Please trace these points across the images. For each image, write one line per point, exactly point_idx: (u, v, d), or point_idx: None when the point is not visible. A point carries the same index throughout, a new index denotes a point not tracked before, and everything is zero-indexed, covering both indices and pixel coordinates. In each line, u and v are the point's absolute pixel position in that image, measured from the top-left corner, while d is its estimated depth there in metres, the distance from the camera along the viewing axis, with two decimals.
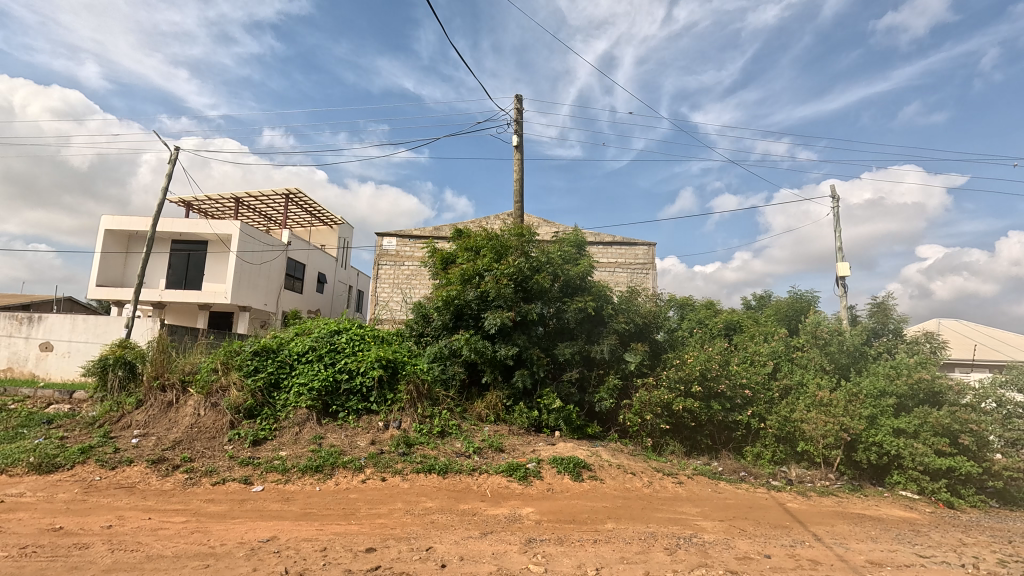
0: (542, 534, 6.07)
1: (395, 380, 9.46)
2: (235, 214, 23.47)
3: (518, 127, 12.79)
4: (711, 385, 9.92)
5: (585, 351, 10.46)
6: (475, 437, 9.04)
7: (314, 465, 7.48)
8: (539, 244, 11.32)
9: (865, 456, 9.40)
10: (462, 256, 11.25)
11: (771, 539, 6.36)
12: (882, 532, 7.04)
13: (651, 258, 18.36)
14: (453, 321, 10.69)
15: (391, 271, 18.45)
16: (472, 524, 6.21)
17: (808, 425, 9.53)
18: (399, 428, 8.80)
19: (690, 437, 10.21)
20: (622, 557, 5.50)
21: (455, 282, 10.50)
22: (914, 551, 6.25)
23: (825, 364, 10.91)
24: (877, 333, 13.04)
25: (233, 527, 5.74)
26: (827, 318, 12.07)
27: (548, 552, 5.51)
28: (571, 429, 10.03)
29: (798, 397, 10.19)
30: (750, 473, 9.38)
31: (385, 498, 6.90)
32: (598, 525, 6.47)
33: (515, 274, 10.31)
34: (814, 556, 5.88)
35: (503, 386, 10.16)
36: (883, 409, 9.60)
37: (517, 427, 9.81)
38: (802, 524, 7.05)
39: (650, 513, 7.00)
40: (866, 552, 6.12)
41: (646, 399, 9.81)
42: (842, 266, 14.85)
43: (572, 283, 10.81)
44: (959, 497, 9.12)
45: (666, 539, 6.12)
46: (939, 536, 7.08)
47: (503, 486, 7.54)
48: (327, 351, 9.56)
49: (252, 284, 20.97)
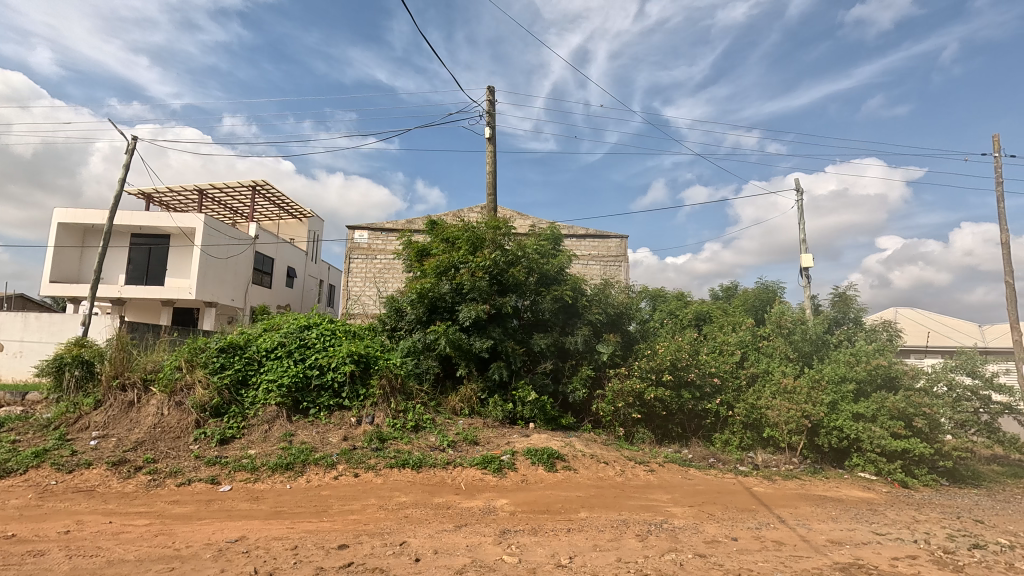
0: (516, 525, 6.11)
1: (368, 375, 9.37)
2: (198, 206, 22.64)
3: (492, 119, 12.71)
4: (682, 374, 10.13)
5: (560, 342, 10.60)
6: (450, 430, 9.03)
7: (284, 463, 7.35)
8: (515, 237, 11.28)
9: (826, 440, 9.79)
10: (439, 247, 11.18)
11: (738, 523, 6.56)
12: (842, 512, 7.33)
13: (623, 250, 18.58)
14: (427, 315, 10.65)
15: (362, 265, 18.18)
16: (447, 517, 6.22)
17: (772, 411, 9.83)
18: (372, 423, 8.71)
19: (661, 425, 10.44)
20: (595, 544, 5.59)
21: (431, 275, 10.48)
22: (871, 530, 6.54)
23: (790, 352, 11.26)
24: (839, 322, 13.61)
25: (200, 529, 5.60)
26: (792, 308, 12.46)
27: (522, 543, 5.56)
28: (546, 419, 10.13)
29: (765, 385, 10.50)
30: (719, 459, 9.63)
31: (358, 493, 6.83)
32: (572, 514, 6.55)
33: (491, 266, 10.31)
34: (779, 537, 6.09)
35: (478, 379, 10.19)
36: (843, 394, 9.97)
37: (492, 419, 9.80)
38: (768, 507, 7.29)
39: (623, 501, 7.12)
40: (827, 532, 6.38)
41: (618, 389, 9.96)
42: (805, 256, 15.33)
43: (548, 276, 10.88)
44: (913, 476, 9.58)
45: (638, 526, 6.25)
46: (894, 514, 7.43)
47: (478, 479, 7.56)
48: (297, 347, 9.37)
49: (219, 279, 20.41)
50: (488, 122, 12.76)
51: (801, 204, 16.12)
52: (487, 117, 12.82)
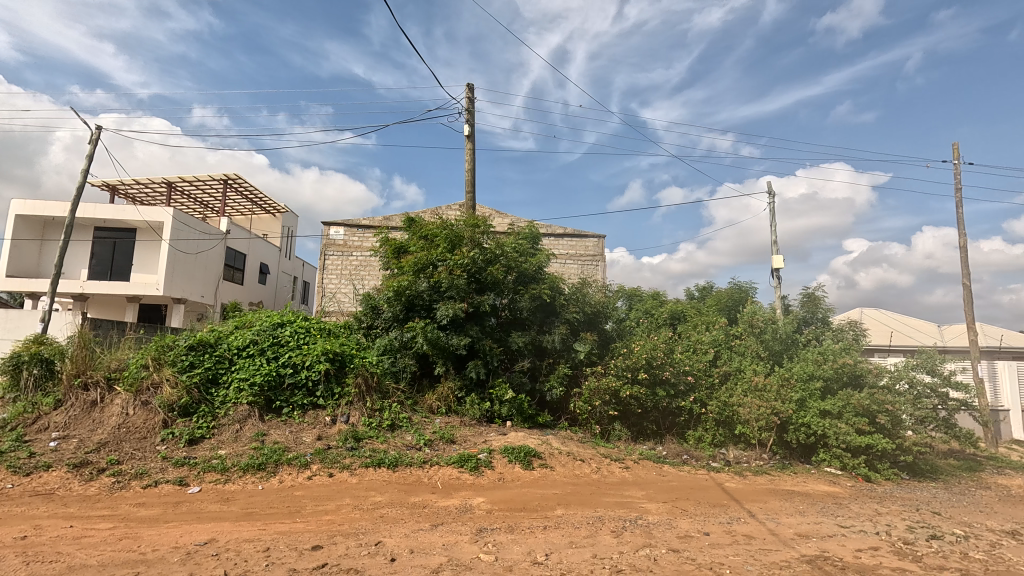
0: (492, 523, 6.12)
1: (343, 373, 9.24)
2: (167, 199, 21.94)
3: (471, 117, 12.66)
4: (657, 372, 10.27)
5: (538, 341, 10.64)
6: (426, 429, 8.97)
7: (255, 463, 7.19)
8: (493, 236, 11.26)
9: (795, 436, 10.07)
10: (416, 244, 11.10)
11: (710, 518, 6.70)
12: (809, 506, 7.56)
13: (601, 250, 18.74)
14: (404, 313, 10.58)
15: (338, 262, 17.90)
16: (423, 516, 6.18)
17: (743, 408, 10.07)
18: (347, 423, 8.59)
19: (636, 423, 10.59)
20: (571, 541, 5.64)
21: (408, 272, 10.40)
22: (837, 523, 6.77)
23: (761, 351, 11.54)
24: (807, 321, 14.01)
25: (167, 532, 5.44)
26: (763, 308, 12.76)
27: (498, 541, 5.56)
28: (523, 418, 10.15)
29: (736, 383, 10.74)
30: (692, 456, 9.82)
31: (332, 493, 6.73)
32: (548, 511, 6.59)
33: (469, 265, 10.29)
34: (749, 531, 6.25)
35: (455, 378, 10.17)
36: (812, 391, 10.27)
37: (469, 417, 9.78)
38: (738, 502, 7.47)
39: (599, 498, 7.20)
40: (794, 525, 6.57)
41: (594, 387, 10.07)
42: (776, 257, 15.72)
43: (527, 274, 10.89)
44: (876, 471, 9.93)
45: (613, 522, 6.32)
46: (858, 507, 7.70)
47: (454, 477, 7.53)
48: (270, 345, 9.18)
49: (188, 275, 19.83)
50: (467, 119, 12.70)
51: (772, 207, 16.52)
52: (466, 114, 12.76)
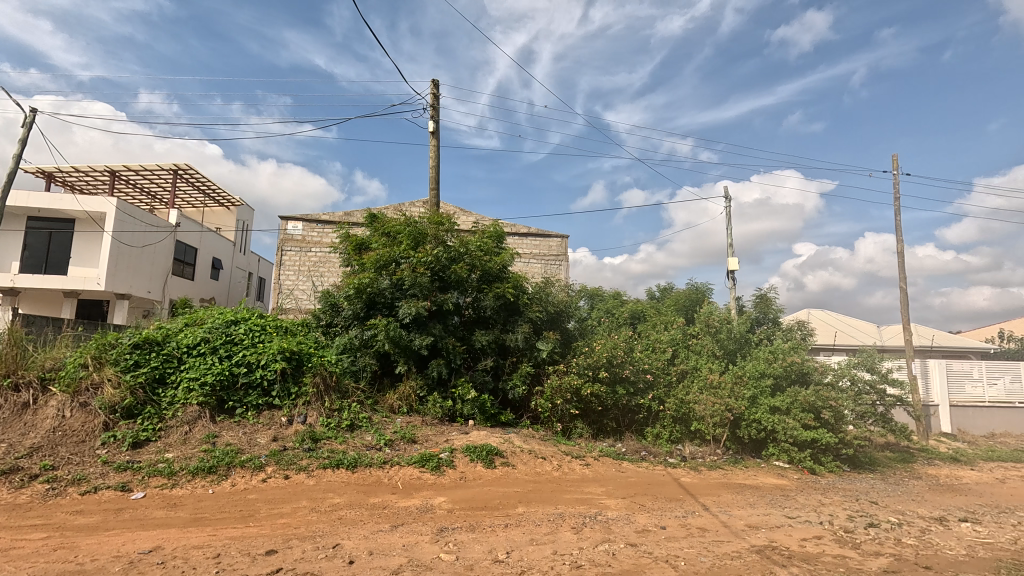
0: (454, 522, 6.09)
1: (301, 372, 9.00)
2: (110, 188, 20.72)
3: (435, 113, 12.53)
4: (617, 370, 10.46)
5: (501, 339, 10.66)
6: (387, 429, 8.84)
7: (205, 466, 6.89)
8: (458, 234, 11.18)
9: (747, 431, 10.48)
10: (378, 241, 10.92)
11: (666, 512, 6.89)
12: (759, 498, 7.88)
13: (564, 250, 18.94)
14: (365, 311, 10.41)
15: (295, 257, 17.37)
16: (383, 517, 6.09)
17: (699, 405, 10.41)
18: (304, 423, 8.36)
19: (597, 420, 10.77)
20: (531, 539, 5.68)
21: (370, 269, 10.25)
22: (784, 514, 7.09)
23: (716, 350, 11.95)
24: (759, 321, 14.61)
25: (107, 540, 5.14)
26: (719, 308, 13.20)
27: (459, 540, 5.54)
28: (485, 417, 10.13)
29: (693, 380, 11.09)
30: (650, 452, 10.07)
31: (288, 496, 6.53)
32: (509, 509, 6.61)
33: (432, 263, 10.20)
34: (703, 524, 6.46)
35: (417, 377, 10.07)
36: (763, 388, 10.72)
37: (431, 417, 9.70)
38: (694, 496, 7.71)
39: (559, 495, 7.28)
40: (745, 517, 6.84)
41: (556, 385, 10.18)
42: (731, 259, 16.30)
43: (491, 273, 10.87)
44: (820, 463, 10.46)
45: (573, 518, 6.41)
46: (804, 498, 8.08)
47: (415, 477, 7.45)
48: (222, 343, 8.82)
49: (133, 269, 18.79)
50: (431, 115, 12.57)
51: (728, 210, 17.12)
52: (431, 110, 12.63)
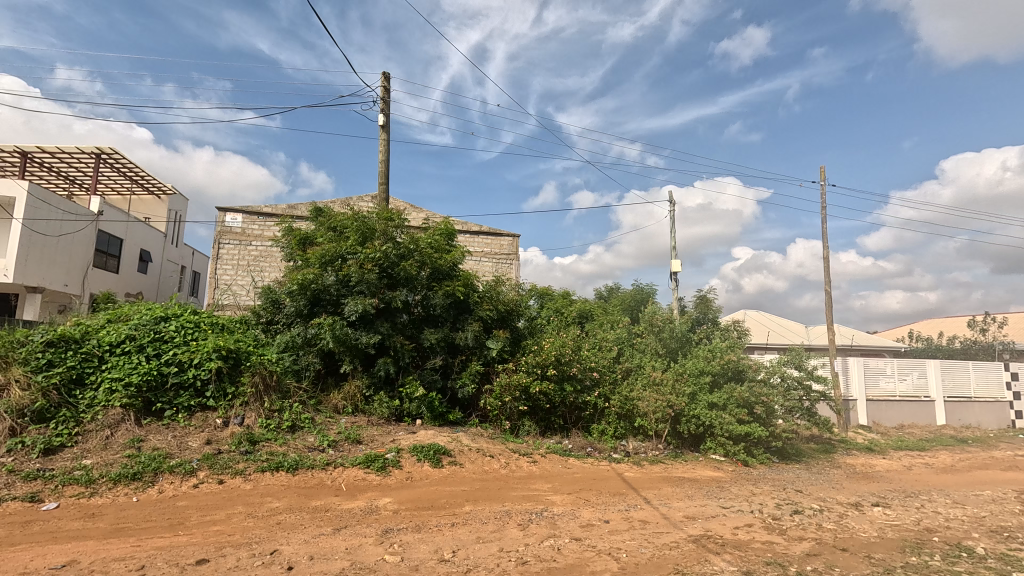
0: (399, 523, 5.99)
1: (238, 372, 8.59)
2: (21, 171, 18.90)
3: (386, 106, 12.27)
4: (565, 368, 10.64)
5: (450, 338, 10.59)
6: (331, 430, 8.58)
7: (129, 473, 6.43)
8: (408, 230, 11.00)
9: (687, 427, 10.87)
10: (324, 236, 10.60)
11: (610, 506, 7.09)
12: (697, 490, 8.25)
13: (515, 249, 19.04)
14: (309, 308, 10.11)
15: (233, 251, 16.51)
16: (324, 520, 5.90)
17: (642, 402, 10.77)
18: (241, 425, 7.97)
19: (545, 418, 10.91)
20: (478, 537, 5.69)
21: (315, 265, 9.97)
22: (719, 504, 7.46)
23: (659, 348, 12.38)
24: (700, 321, 15.28)
25: (13, 557, 4.69)
26: (662, 308, 13.69)
27: (404, 541, 5.47)
28: (433, 415, 10.03)
29: (637, 378, 11.45)
30: (596, 448, 10.31)
31: (222, 502, 6.21)
32: (456, 508, 6.58)
33: (381, 259, 10.01)
34: (644, 516, 6.70)
35: (363, 376, 9.86)
36: (702, 385, 11.23)
37: (377, 417, 9.50)
38: (636, 490, 7.97)
39: (506, 493, 7.33)
40: (683, 508, 7.15)
41: (505, 383, 10.24)
42: (674, 261, 16.95)
43: (441, 270, 10.78)
44: (752, 456, 11.08)
45: (520, 515, 6.48)
46: (737, 489, 8.54)
47: (360, 478, 7.28)
48: (150, 341, 8.27)
49: (47, 260, 17.23)
50: (381, 108, 12.30)
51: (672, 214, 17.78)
52: (381, 103, 12.36)
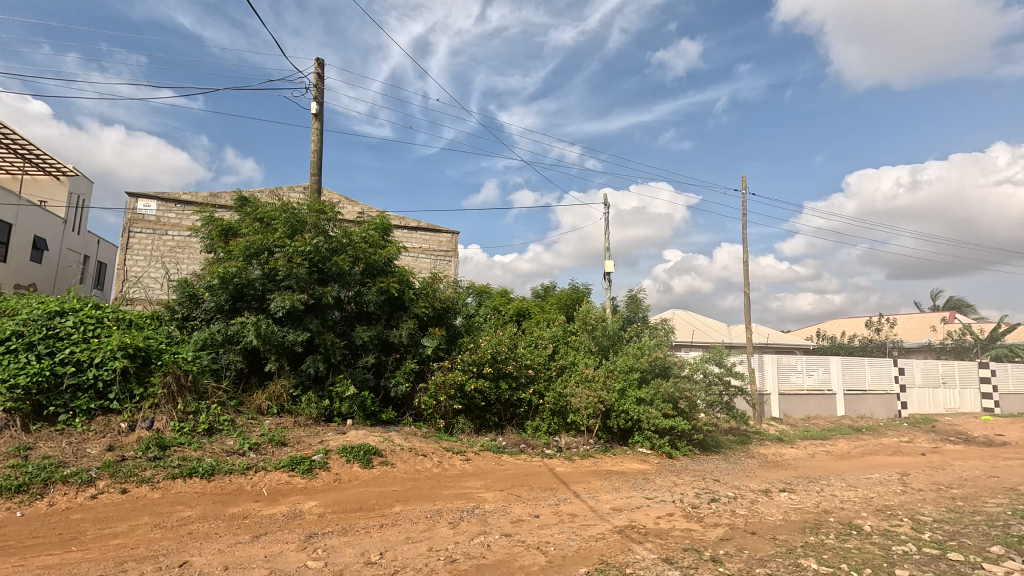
0: (324, 527, 5.79)
1: (148, 372, 7.95)
2: None
3: (319, 93, 11.78)
4: (501, 366, 10.68)
5: (384, 335, 10.33)
6: (253, 432, 8.12)
7: (13, 485, 5.77)
8: (341, 224, 10.61)
9: (616, 421, 11.31)
10: (249, 227, 10.04)
11: (541, 501, 7.22)
12: (624, 482, 8.58)
13: (454, 246, 18.91)
14: (230, 304, 9.56)
15: (146, 241, 15.23)
16: (243, 527, 5.59)
17: (575, 398, 11.04)
18: (150, 429, 7.37)
19: (479, 416, 10.91)
20: (407, 537, 5.60)
21: (238, 258, 9.48)
22: (644, 495, 7.80)
23: (592, 346, 12.74)
24: (631, 320, 15.88)
25: None
26: (596, 307, 14.09)
27: (329, 545, 5.29)
28: (365, 415, 9.75)
29: (570, 375, 11.73)
30: (529, 445, 10.46)
31: (125, 513, 5.71)
32: (385, 509, 6.45)
33: (311, 253, 9.61)
34: (573, 510, 6.88)
35: (290, 375, 9.44)
36: (631, 381, 11.69)
37: (305, 417, 9.11)
38: (566, 484, 8.17)
39: (438, 492, 7.27)
40: (610, 501, 7.40)
41: (440, 381, 10.15)
42: (608, 262, 17.49)
43: (376, 266, 10.49)
44: (676, 448, 11.67)
45: (451, 514, 6.45)
46: (661, 480, 8.96)
47: (283, 482, 6.95)
48: (43, 339, 7.47)
49: None
50: (314, 96, 11.80)
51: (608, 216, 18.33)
52: (314, 91, 11.85)
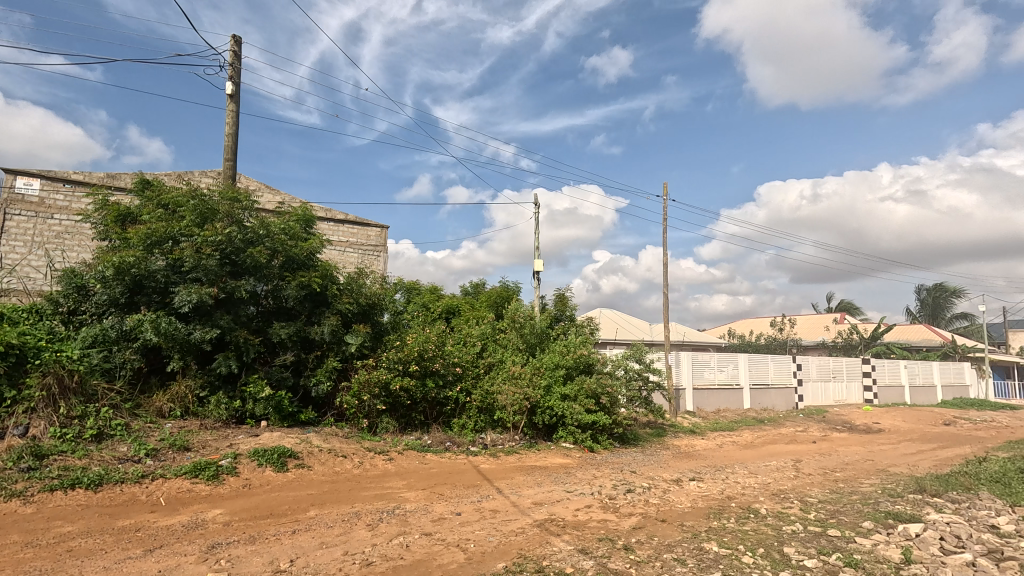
0: (229, 536, 5.43)
1: (23, 372, 7.10)
2: None
3: (236, 73, 11.00)
4: (428, 364, 10.52)
5: (304, 332, 9.85)
6: (151, 437, 7.47)
7: None
8: (258, 213, 9.99)
9: (541, 417, 11.55)
10: (151, 214, 9.21)
11: (463, 498, 7.22)
12: (546, 477, 8.76)
13: (383, 240, 18.41)
14: (127, 297, 8.74)
15: (26, 224, 13.52)
16: (134, 541, 5.12)
17: (501, 395, 11.13)
18: (25, 436, 6.58)
19: (405, 415, 10.71)
20: (321, 542, 5.39)
21: (137, 246, 8.69)
22: (564, 488, 8.02)
23: (519, 344, 12.88)
24: (558, 318, 16.25)
25: None
26: (524, 305, 14.27)
27: (234, 555, 4.97)
28: (281, 416, 9.27)
29: (498, 372, 11.80)
30: (454, 443, 10.41)
31: None
32: (299, 514, 6.16)
33: (223, 244, 8.98)
34: (495, 506, 6.94)
35: (197, 374, 8.76)
36: (556, 378, 11.96)
37: (213, 420, 8.50)
38: (490, 481, 8.22)
39: (357, 493, 7.06)
40: (532, 495, 7.54)
41: (364, 380, 9.87)
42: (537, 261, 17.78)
43: (296, 259, 9.97)
44: (598, 442, 12.10)
45: (370, 515, 6.28)
46: (581, 474, 9.24)
47: (184, 490, 6.44)
48: None
49: None
50: (230, 75, 11.01)
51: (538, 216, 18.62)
52: (230, 69, 11.06)
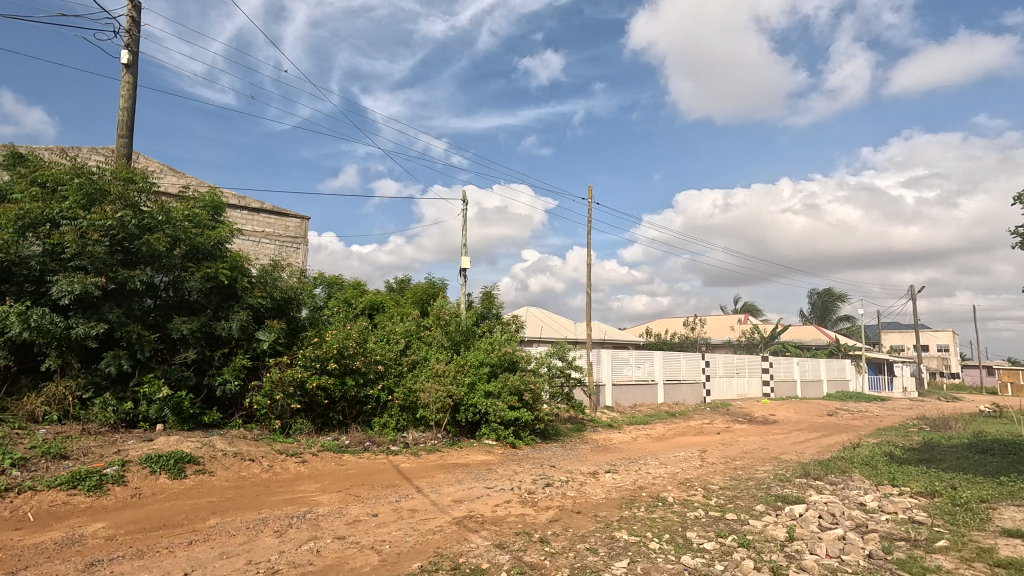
0: (113, 551, 4.92)
1: None
2: None
3: (133, 40, 9.97)
4: (347, 362, 10.13)
5: (209, 327, 9.13)
6: (19, 444, 6.60)
7: None
8: (158, 197, 9.12)
9: (464, 415, 11.55)
10: (25, 193, 8.15)
11: (380, 499, 7.04)
12: (467, 474, 8.74)
13: (303, 232, 17.51)
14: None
15: None
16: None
17: (424, 393, 10.98)
18: None
19: (321, 415, 10.26)
20: (221, 552, 5.02)
21: (6, 229, 7.69)
22: (485, 485, 8.06)
23: (444, 341, 12.72)
24: (484, 316, 16.29)
25: None
26: (451, 302, 14.13)
27: (117, 571, 4.52)
28: (180, 419, 8.54)
29: (421, 370, 11.59)
30: (374, 442, 10.12)
31: None
32: (197, 524, 5.71)
33: (113, 229, 8.10)
34: (413, 505, 6.83)
35: (79, 374, 7.89)
36: (480, 375, 11.97)
37: (98, 424, 7.68)
38: (409, 480, 8.08)
39: (265, 498, 6.67)
40: (452, 493, 7.51)
41: (277, 379, 9.32)
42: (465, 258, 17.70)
43: (201, 249, 9.22)
44: (520, 438, 12.26)
45: (278, 521, 5.95)
46: (503, 470, 9.33)
47: (58, 504, 5.74)
48: None
49: None
50: (126, 42, 9.95)
51: None
52: (126, 37, 10.00)
